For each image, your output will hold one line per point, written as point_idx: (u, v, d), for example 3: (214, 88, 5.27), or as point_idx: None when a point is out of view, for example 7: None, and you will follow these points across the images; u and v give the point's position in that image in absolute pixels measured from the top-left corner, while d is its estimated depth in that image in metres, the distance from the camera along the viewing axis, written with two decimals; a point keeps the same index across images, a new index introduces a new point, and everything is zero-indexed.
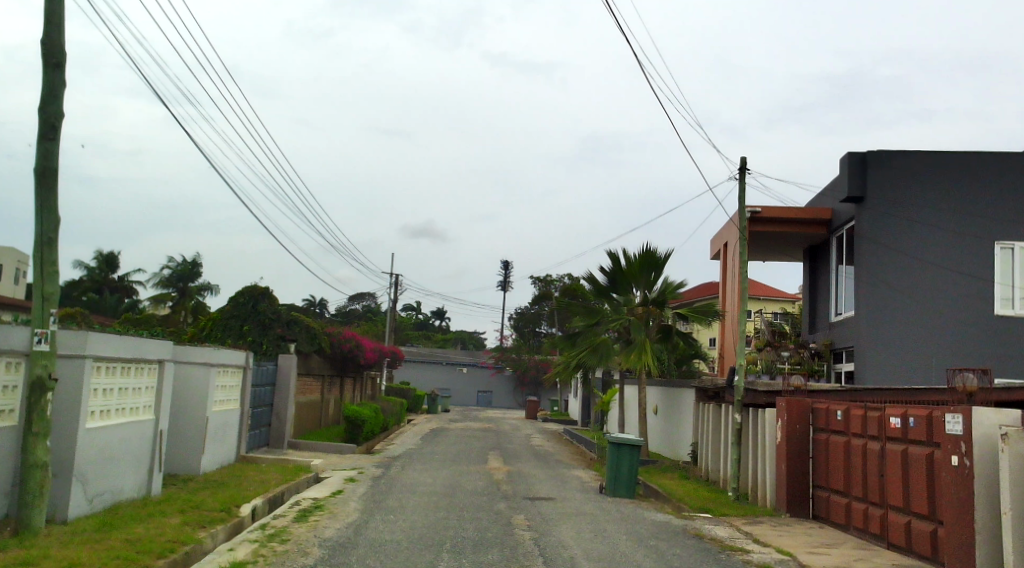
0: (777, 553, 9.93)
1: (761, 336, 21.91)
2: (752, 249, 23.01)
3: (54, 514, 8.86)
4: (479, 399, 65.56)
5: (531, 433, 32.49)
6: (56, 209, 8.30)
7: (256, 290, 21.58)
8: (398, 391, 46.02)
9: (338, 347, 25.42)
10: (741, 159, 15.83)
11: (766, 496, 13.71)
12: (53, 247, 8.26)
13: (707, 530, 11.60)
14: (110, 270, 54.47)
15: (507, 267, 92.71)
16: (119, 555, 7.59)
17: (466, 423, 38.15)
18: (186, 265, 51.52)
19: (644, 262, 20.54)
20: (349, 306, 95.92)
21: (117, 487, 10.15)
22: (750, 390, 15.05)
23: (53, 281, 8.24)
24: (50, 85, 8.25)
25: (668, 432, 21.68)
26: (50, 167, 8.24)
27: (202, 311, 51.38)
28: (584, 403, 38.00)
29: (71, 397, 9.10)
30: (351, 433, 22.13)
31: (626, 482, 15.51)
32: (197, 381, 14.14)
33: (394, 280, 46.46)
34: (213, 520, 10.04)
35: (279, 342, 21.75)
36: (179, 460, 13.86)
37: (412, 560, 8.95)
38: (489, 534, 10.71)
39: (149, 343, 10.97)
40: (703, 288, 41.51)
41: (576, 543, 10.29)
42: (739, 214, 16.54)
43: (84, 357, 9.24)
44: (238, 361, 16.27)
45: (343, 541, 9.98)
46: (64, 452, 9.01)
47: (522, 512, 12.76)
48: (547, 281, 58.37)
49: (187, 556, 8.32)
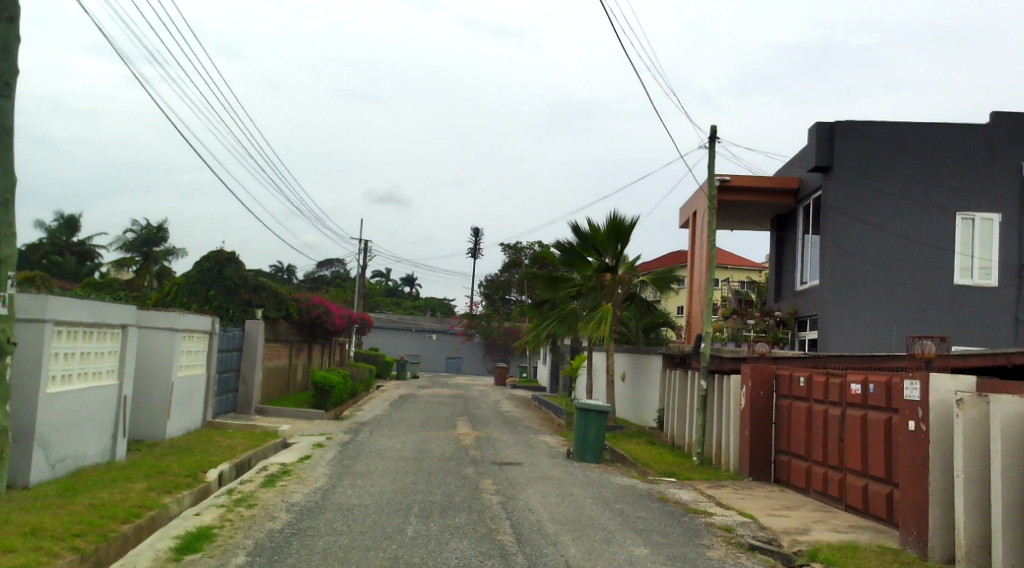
0: (738, 515, 10.08)
1: (727, 306, 22.48)
2: (719, 217, 23.10)
3: (16, 479, 8.76)
4: (448, 364, 65.97)
5: (499, 399, 32.77)
6: (11, 168, 8.07)
7: (222, 255, 21.31)
8: (368, 358, 45.93)
9: (306, 313, 25.37)
10: (710, 125, 15.83)
11: (729, 460, 13.95)
12: (9, 209, 8.07)
13: (671, 494, 11.75)
14: (70, 233, 53.41)
15: (478, 234, 92.44)
16: (83, 521, 7.55)
17: (433, 389, 38.22)
18: (150, 229, 50.52)
19: (612, 232, 20.41)
20: (318, 272, 95.26)
21: (80, 452, 10.06)
22: (716, 357, 15.14)
23: (10, 244, 8.08)
24: (4, 41, 8.02)
25: (635, 399, 21.92)
26: (5, 126, 8.02)
27: (167, 276, 50.88)
28: (553, 369, 38.26)
29: (30, 362, 8.96)
30: (320, 399, 22.06)
31: (594, 447, 15.65)
32: (160, 346, 13.97)
33: (363, 247, 46.34)
34: (179, 485, 10.00)
35: (246, 309, 21.59)
36: (144, 425, 13.76)
37: (380, 525, 9.01)
38: (456, 498, 10.80)
39: (112, 308, 10.82)
40: (672, 256, 41.53)
41: (543, 507, 10.42)
42: (710, 182, 16.50)
43: (44, 321, 9.10)
44: (204, 327, 16.09)
45: (310, 506, 9.98)
46: (24, 415, 8.90)
47: (489, 478, 12.83)
48: (517, 248, 58.01)
49: (152, 521, 8.31)
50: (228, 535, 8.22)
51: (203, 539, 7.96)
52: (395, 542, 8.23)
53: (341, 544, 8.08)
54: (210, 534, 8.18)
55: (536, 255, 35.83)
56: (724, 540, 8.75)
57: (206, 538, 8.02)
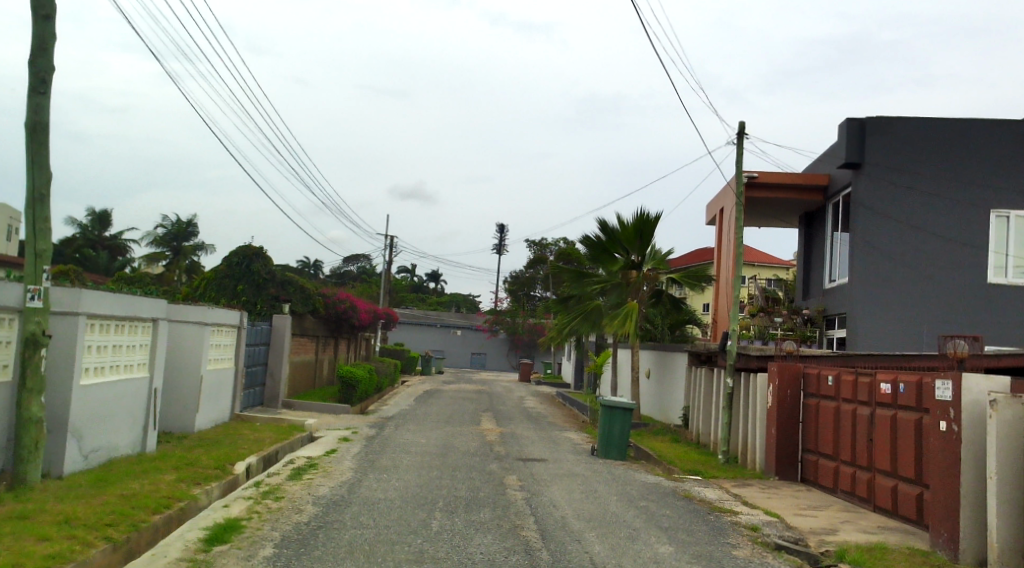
0: (765, 515, 10.02)
1: (754, 303, 22.34)
2: (747, 214, 22.93)
3: (50, 469, 8.91)
4: (472, 360, 66.12)
5: (523, 395, 32.79)
6: (47, 164, 8.21)
7: (250, 249, 21.59)
8: (393, 353, 46.13)
9: (333, 308, 25.54)
10: (738, 121, 15.73)
11: (754, 459, 13.87)
12: (45, 203, 8.19)
13: (697, 492, 11.70)
14: (102, 228, 54.20)
15: (502, 230, 92.54)
16: (115, 511, 7.66)
17: (457, 384, 38.34)
18: (180, 224, 51.03)
19: (638, 228, 20.33)
20: (344, 268, 95.84)
21: (112, 443, 10.21)
22: (742, 355, 15.06)
23: (45, 238, 8.21)
24: (41, 38, 8.14)
25: (660, 396, 21.84)
26: (41, 122, 8.15)
27: (197, 271, 51.43)
28: (577, 366, 38.23)
29: (63, 354, 9.10)
30: (345, 394, 22.20)
31: (618, 445, 15.62)
32: (189, 340, 14.13)
33: (389, 242, 46.55)
34: (208, 477, 10.11)
35: (273, 303, 21.77)
36: (174, 418, 13.95)
37: (406, 519, 9.05)
38: (481, 494, 10.83)
39: (143, 303, 10.96)
40: (698, 253, 41.32)
41: (568, 503, 10.42)
42: (738, 179, 16.37)
43: (78, 315, 9.23)
44: (233, 321, 16.28)
45: (335, 500, 10.05)
46: (59, 407, 9.05)
47: (514, 473, 12.84)
48: (542, 244, 58.01)
49: (182, 512, 8.42)
50: (255, 527, 8.32)
51: (232, 530, 8.06)
52: (420, 536, 8.27)
53: (367, 537, 8.15)
54: (238, 525, 8.28)
55: (561, 251, 35.79)
56: (750, 540, 8.71)
57: (234, 530, 8.12)
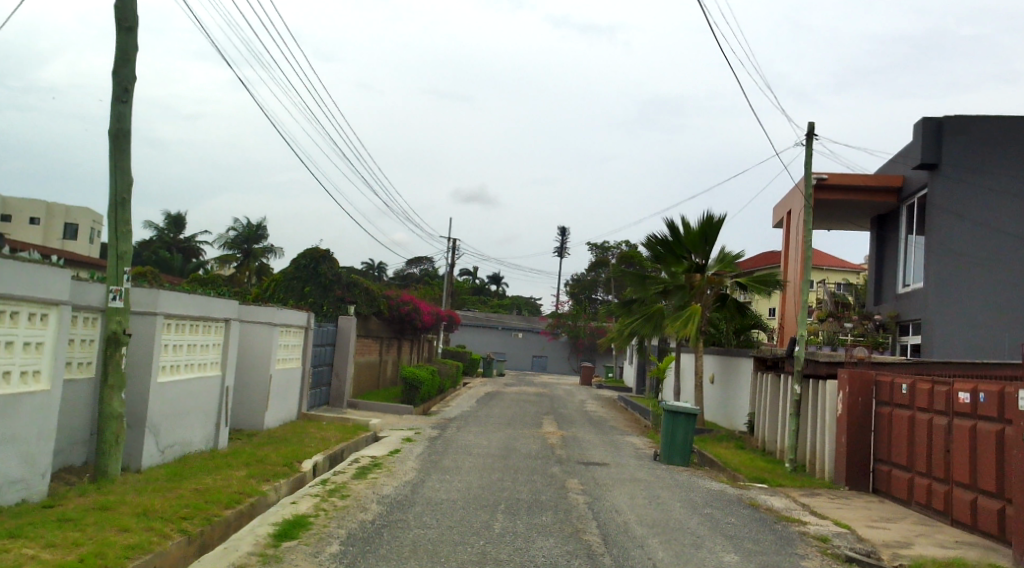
0: (835, 525, 9.81)
1: (823, 308, 21.89)
2: (817, 217, 22.47)
3: (129, 463, 9.25)
4: (533, 363, 66.14)
5: (584, 398, 32.70)
6: (129, 169, 8.52)
7: (317, 252, 22.02)
8: (455, 355, 46.45)
9: (397, 310, 25.88)
10: (807, 122, 15.43)
11: (824, 468, 13.57)
12: (126, 207, 8.50)
13: (763, 501, 11.52)
14: (177, 232, 55.91)
15: (565, 233, 92.47)
16: (189, 504, 7.91)
17: (519, 386, 38.40)
18: (251, 227, 52.22)
19: (704, 231, 20.11)
20: (407, 270, 97.01)
21: (186, 439, 10.54)
22: (811, 361, 14.76)
23: (126, 241, 8.52)
24: (124, 48, 8.47)
25: (725, 402, 21.54)
26: (124, 129, 8.47)
27: (267, 273, 52.64)
28: (639, 370, 37.95)
29: (142, 353, 9.43)
30: (408, 395, 22.46)
31: (681, 450, 15.46)
32: (259, 340, 14.48)
33: (452, 245, 46.91)
34: (276, 474, 10.37)
35: (339, 304, 22.15)
36: (243, 416, 14.33)
37: (468, 520, 9.12)
38: (543, 497, 10.85)
39: (216, 303, 11.27)
40: (763, 257, 40.67)
41: (630, 508, 10.37)
42: (807, 180, 16.05)
43: (155, 315, 9.56)
44: (300, 322, 16.63)
45: (399, 499, 10.20)
46: (138, 403, 9.38)
47: (576, 477, 12.83)
48: (604, 247, 57.78)
49: (252, 507, 8.64)
50: (322, 524, 8.48)
51: (299, 527, 8.23)
52: (483, 537, 8.33)
53: (430, 537, 8.24)
54: (305, 522, 8.45)
55: (624, 254, 35.62)
56: (818, 551, 8.54)
57: (302, 526, 8.29)
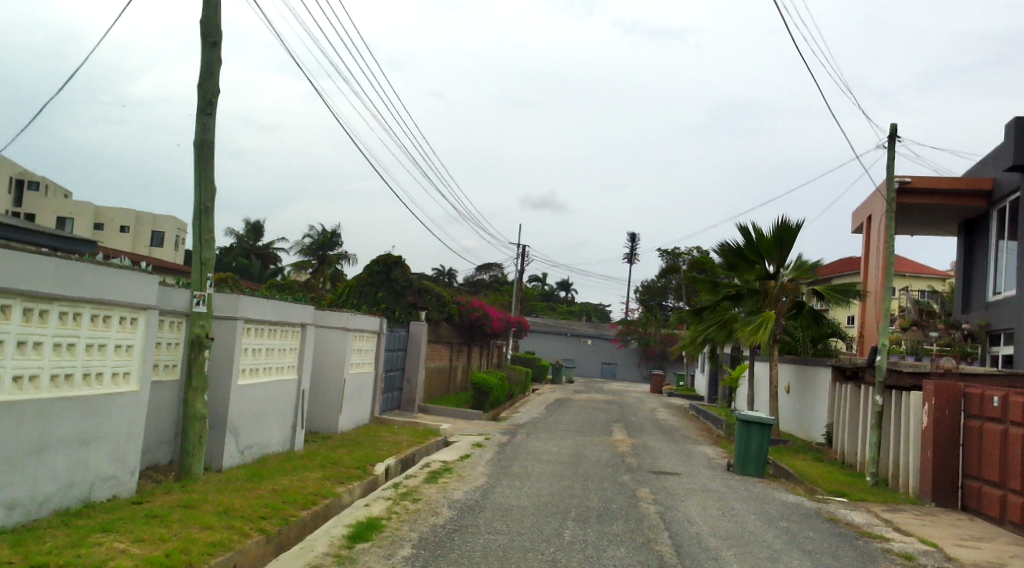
0: (920, 543, 9.46)
1: (906, 317, 21.17)
2: (899, 222, 21.78)
3: (211, 463, 9.51)
4: (603, 370, 65.74)
5: (655, 407, 32.35)
6: (212, 179, 8.77)
7: (389, 259, 22.29)
8: (525, 361, 46.48)
9: (467, 316, 26.04)
10: (889, 124, 14.96)
11: (908, 482, 13.11)
12: (210, 215, 8.75)
13: (843, 515, 11.18)
14: (256, 238, 57.37)
15: (635, 239, 91.82)
16: (268, 504, 8.08)
17: (588, 393, 38.20)
18: (326, 234, 53.19)
19: (779, 237, 19.70)
20: (477, 276, 97.65)
21: (265, 440, 10.79)
22: (893, 372, 14.28)
23: (210, 247, 8.77)
24: (209, 62, 8.73)
25: (801, 412, 21.01)
26: (208, 140, 8.72)
27: (341, 279, 53.60)
28: (711, 378, 37.37)
29: (224, 355, 9.69)
30: (478, 400, 22.55)
31: (756, 461, 15.13)
32: (334, 344, 14.72)
33: (522, 251, 46.99)
34: (350, 476, 10.53)
35: (411, 310, 22.38)
36: (318, 419, 14.60)
37: (539, 527, 9.09)
38: (614, 505, 10.74)
39: (293, 308, 11.51)
40: (841, 264, 39.63)
41: (703, 519, 10.20)
42: (890, 183, 15.56)
43: (236, 319, 9.82)
44: (373, 327, 16.86)
45: (470, 504, 10.23)
46: (219, 405, 9.64)
47: (647, 486, 12.68)
48: (676, 253, 57.15)
49: (327, 508, 8.78)
50: (394, 527, 8.56)
51: (372, 529, 8.32)
52: (554, 545, 8.29)
53: (500, 543, 8.23)
54: (378, 525, 8.54)
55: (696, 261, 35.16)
56: None
57: (375, 528, 8.39)
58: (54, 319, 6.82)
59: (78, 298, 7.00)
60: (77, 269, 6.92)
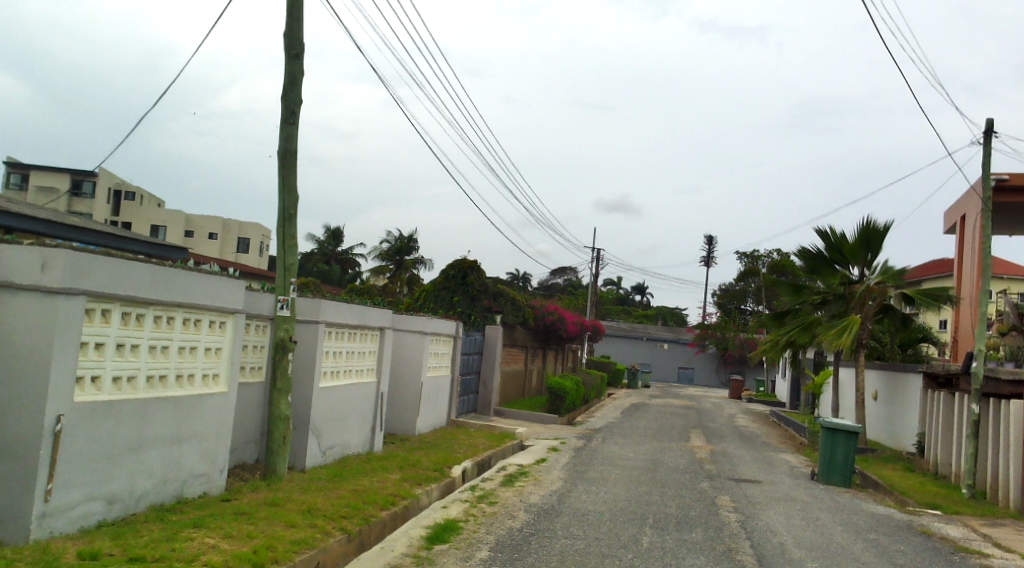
0: (1021, 560, 9.02)
1: (1003, 321, 20.23)
2: (995, 223, 20.87)
3: (295, 463, 9.74)
4: (680, 375, 64.84)
5: (734, 413, 31.73)
6: (295, 187, 8.99)
7: (465, 263, 22.44)
8: (600, 365, 46.19)
9: (542, 320, 26.04)
10: (984, 119, 14.36)
11: (1006, 495, 12.52)
12: (293, 222, 8.97)
13: (936, 528, 10.76)
14: (335, 244, 58.59)
15: (713, 242, 90.43)
16: (349, 504, 8.23)
17: (665, 399, 37.72)
18: (403, 240, 53.94)
19: (864, 240, 19.12)
20: (552, 280, 97.59)
21: (346, 442, 10.99)
22: (989, 379, 13.68)
23: (293, 253, 8.98)
24: (292, 74, 8.96)
25: (890, 420, 20.30)
26: (291, 150, 8.95)
27: (418, 283, 54.31)
28: (794, 384, 36.46)
29: (307, 358, 9.92)
30: (554, 405, 22.52)
31: (842, 470, 14.68)
32: (412, 348, 14.91)
33: (596, 255, 46.76)
34: (428, 478, 10.64)
35: (486, 314, 22.49)
36: (396, 421, 14.81)
37: (617, 534, 9.00)
38: (693, 513, 10.57)
39: (372, 312, 11.71)
40: (931, 266, 38.19)
41: (786, 529, 9.95)
42: (985, 182, 14.94)
43: (318, 322, 10.05)
44: (450, 331, 17.01)
45: (547, 508, 10.21)
46: (302, 406, 9.86)
47: (727, 494, 12.45)
48: (755, 256, 56.02)
49: (406, 510, 8.89)
50: (472, 530, 8.61)
51: (450, 531, 8.39)
52: (632, 552, 8.20)
53: (577, 548, 8.19)
54: (456, 527, 8.60)
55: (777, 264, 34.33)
56: None
57: (452, 530, 8.45)
58: (150, 323, 7.07)
59: (172, 303, 7.26)
60: (172, 274, 7.19)
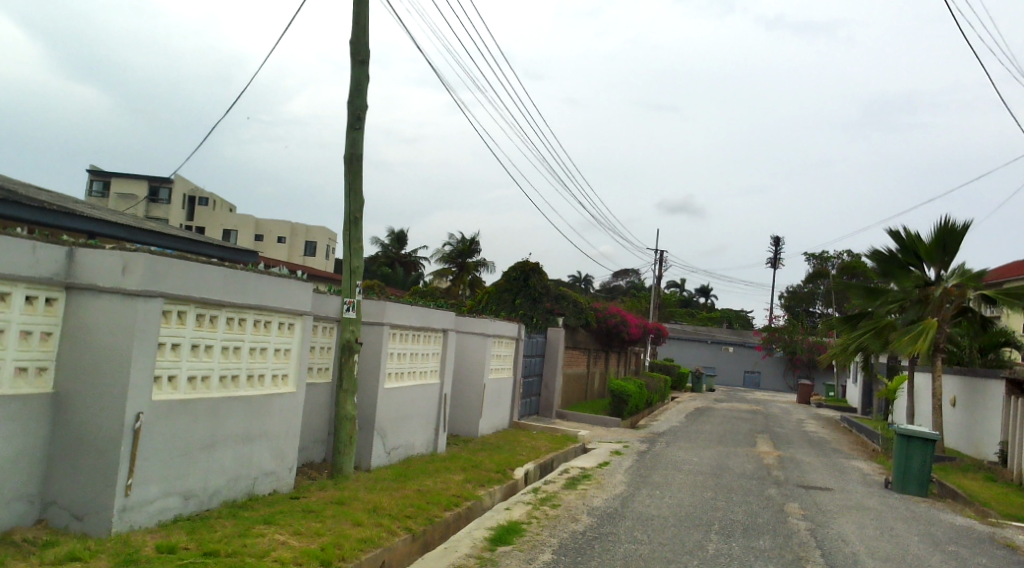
0: None
1: None
2: None
3: (360, 462, 9.89)
4: (745, 379, 63.67)
5: (803, 418, 31.02)
6: (360, 192, 9.13)
7: (527, 265, 22.45)
8: (664, 368, 45.65)
9: (603, 322, 25.92)
10: None
11: None
12: (358, 226, 9.12)
13: (1019, 541, 10.36)
14: (399, 247, 59.27)
15: (780, 243, 88.67)
16: (413, 504, 8.33)
17: (731, 403, 37.09)
18: (466, 242, 54.21)
19: (941, 241, 18.52)
20: (614, 283, 96.92)
21: (409, 442, 11.11)
22: None
23: (358, 256, 9.13)
24: (358, 80, 9.11)
25: (969, 428, 19.61)
26: (357, 154, 9.10)
27: (480, 285, 54.54)
28: (865, 388, 35.48)
29: (372, 359, 10.07)
30: (617, 408, 22.37)
31: (918, 479, 14.25)
32: (474, 349, 14.99)
33: (660, 257, 46.29)
34: (491, 480, 10.68)
35: (548, 316, 22.46)
36: (459, 423, 14.91)
37: (682, 539, 8.90)
38: (761, 520, 10.39)
39: (435, 314, 11.81)
40: (1012, 267, 36.77)
41: (858, 538, 9.71)
42: None
43: (382, 324, 10.19)
44: (512, 333, 17.06)
45: (611, 512, 10.16)
46: (368, 406, 10.01)
47: (796, 501, 12.19)
48: (824, 257, 54.77)
49: (469, 510, 8.95)
50: (535, 532, 8.62)
51: (513, 533, 8.42)
52: (697, 558, 8.09)
53: (641, 553, 8.12)
54: (519, 529, 8.63)
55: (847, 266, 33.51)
56: None
57: (515, 532, 8.47)
58: (222, 324, 7.28)
59: (244, 305, 7.46)
60: (243, 276, 7.39)
